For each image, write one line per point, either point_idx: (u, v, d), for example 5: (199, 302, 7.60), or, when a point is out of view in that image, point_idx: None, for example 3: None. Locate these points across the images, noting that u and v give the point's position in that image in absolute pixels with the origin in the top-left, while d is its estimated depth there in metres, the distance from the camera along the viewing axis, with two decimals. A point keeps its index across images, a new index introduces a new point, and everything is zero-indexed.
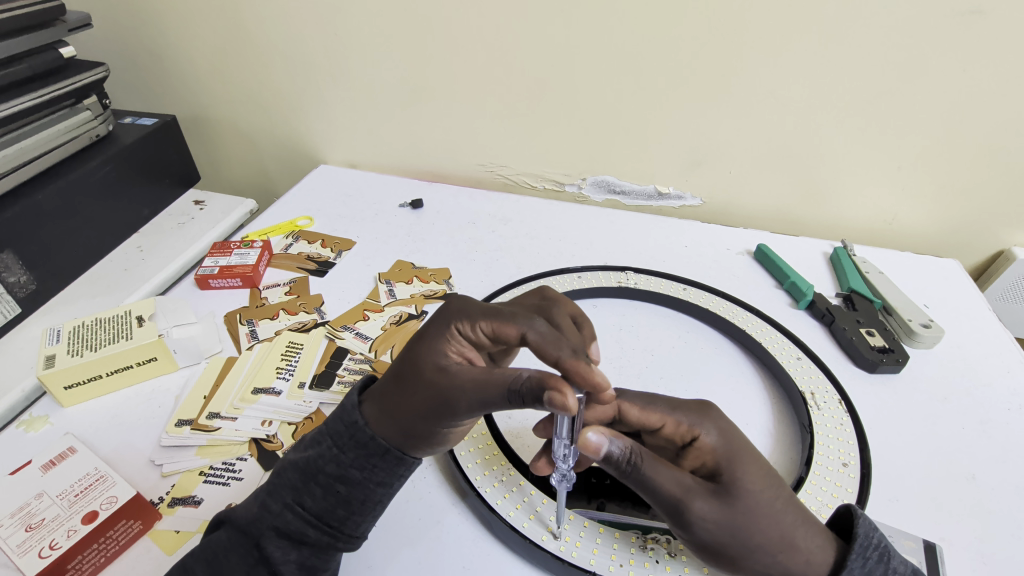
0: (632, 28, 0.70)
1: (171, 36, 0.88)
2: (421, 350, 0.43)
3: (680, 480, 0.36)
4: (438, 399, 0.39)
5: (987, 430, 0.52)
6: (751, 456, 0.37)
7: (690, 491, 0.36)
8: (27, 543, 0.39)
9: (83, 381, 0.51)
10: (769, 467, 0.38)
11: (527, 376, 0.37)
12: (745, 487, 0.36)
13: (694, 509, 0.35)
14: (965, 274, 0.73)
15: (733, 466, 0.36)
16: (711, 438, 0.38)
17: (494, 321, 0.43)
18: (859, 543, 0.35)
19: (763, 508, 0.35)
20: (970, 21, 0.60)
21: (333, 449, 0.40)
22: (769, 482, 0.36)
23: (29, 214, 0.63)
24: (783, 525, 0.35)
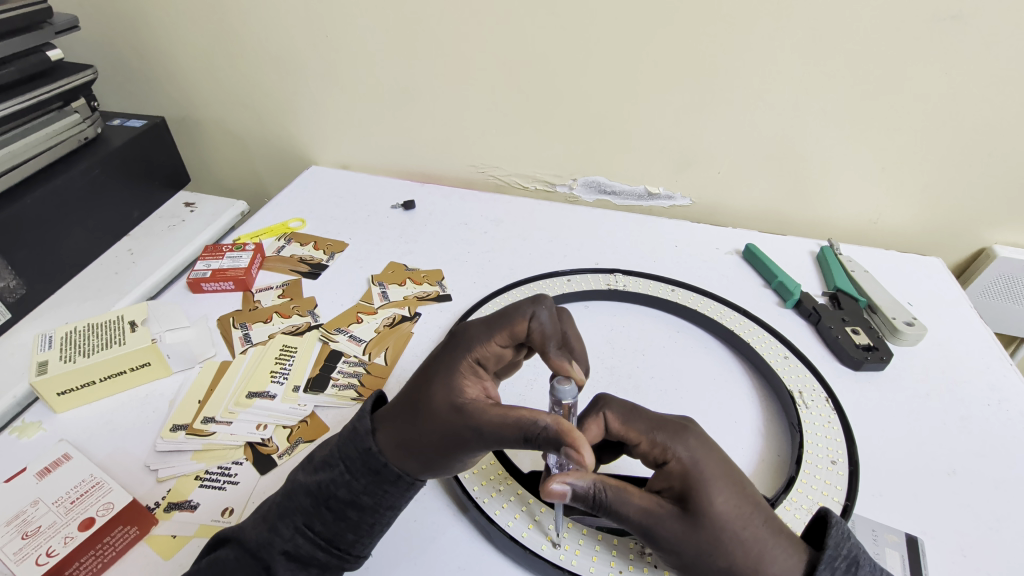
0: (622, 29, 0.70)
1: (158, 35, 0.87)
2: (434, 376, 0.43)
3: (647, 507, 0.37)
4: (454, 434, 0.40)
5: (967, 426, 0.54)
6: (722, 479, 0.37)
7: (655, 519, 0.37)
8: (25, 550, 0.39)
9: (77, 387, 0.52)
10: (740, 486, 0.38)
11: (545, 424, 0.38)
12: (712, 512, 0.36)
13: (659, 533, 0.37)
14: (948, 273, 0.74)
15: (702, 492, 0.37)
16: (681, 465, 0.38)
17: (505, 331, 0.45)
18: (829, 556, 0.36)
19: (729, 532, 0.36)
20: (953, 25, 0.62)
21: (345, 474, 0.41)
22: (738, 505, 0.37)
23: (17, 219, 0.63)
24: (751, 547, 0.36)
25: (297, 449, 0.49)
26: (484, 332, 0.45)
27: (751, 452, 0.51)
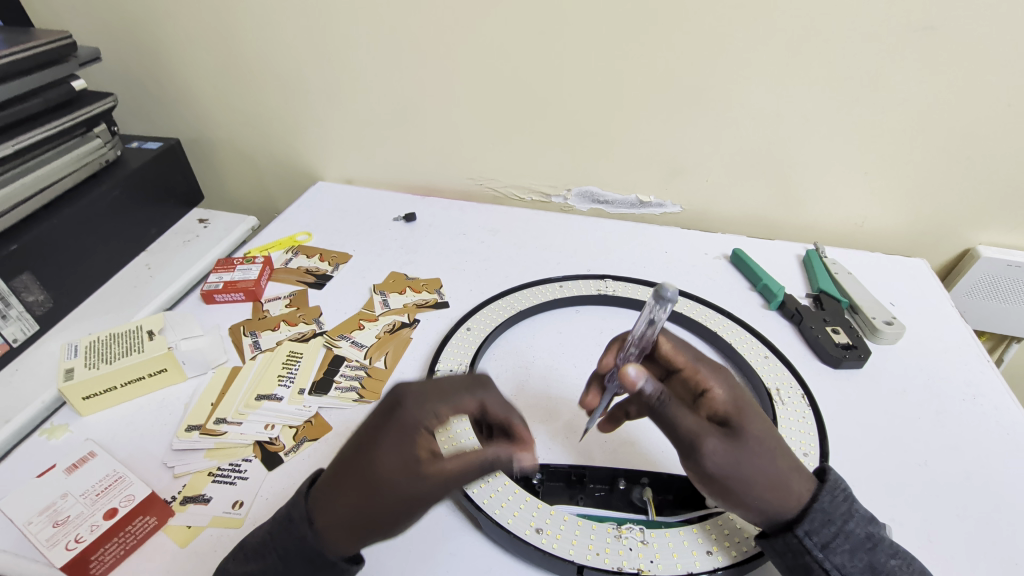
0: (608, 48, 0.74)
1: (174, 62, 0.92)
2: (373, 450, 0.39)
3: (698, 421, 0.40)
4: (406, 499, 0.38)
5: (941, 420, 0.56)
6: (755, 411, 0.42)
7: (705, 432, 0.40)
8: (56, 537, 0.43)
9: (100, 392, 0.56)
10: (766, 419, 0.43)
11: (499, 453, 0.41)
12: (751, 433, 0.40)
13: (704, 448, 0.39)
14: (932, 274, 0.76)
15: (742, 415, 0.41)
16: (720, 395, 0.43)
17: (451, 401, 0.43)
18: (830, 482, 0.41)
19: (764, 451, 0.40)
20: (923, 35, 0.65)
21: (280, 564, 0.39)
22: (768, 432, 0.41)
23: (45, 238, 0.67)
24: (775, 466, 0.40)
25: (302, 447, 0.53)
26: (430, 400, 0.42)
27: None
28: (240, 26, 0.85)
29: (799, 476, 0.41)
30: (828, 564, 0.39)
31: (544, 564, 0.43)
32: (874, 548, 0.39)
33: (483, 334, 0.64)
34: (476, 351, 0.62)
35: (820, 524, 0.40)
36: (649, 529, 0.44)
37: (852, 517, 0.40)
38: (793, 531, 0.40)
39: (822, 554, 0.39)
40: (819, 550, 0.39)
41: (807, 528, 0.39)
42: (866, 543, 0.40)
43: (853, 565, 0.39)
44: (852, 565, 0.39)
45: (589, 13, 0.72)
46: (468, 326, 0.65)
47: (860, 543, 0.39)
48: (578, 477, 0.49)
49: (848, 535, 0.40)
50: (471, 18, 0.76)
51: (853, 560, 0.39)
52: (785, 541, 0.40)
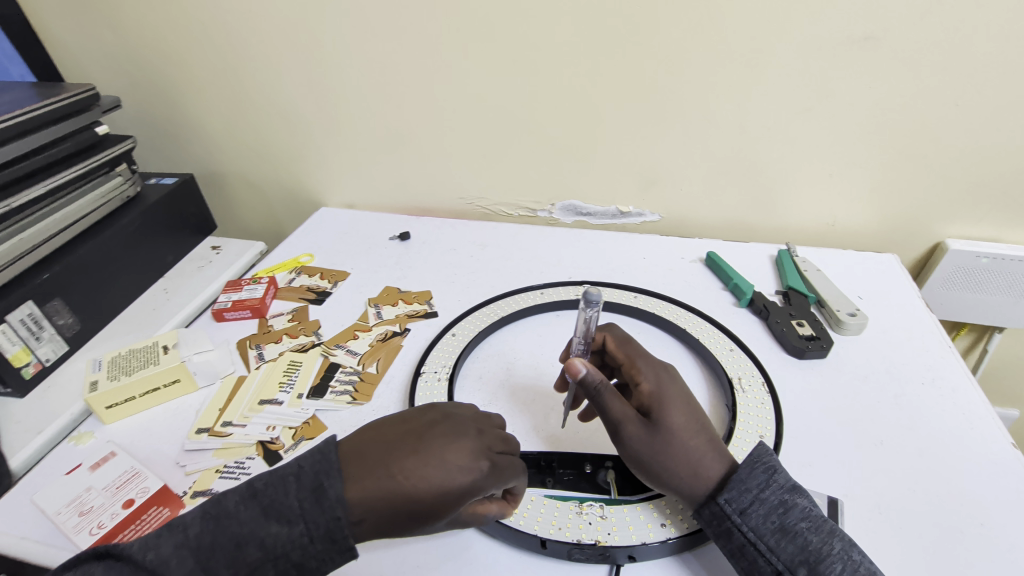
0: (578, 71, 0.80)
1: (187, 105, 1.01)
2: (433, 468, 0.42)
3: (621, 410, 0.49)
4: (419, 520, 0.42)
5: (900, 402, 0.59)
6: (680, 402, 0.49)
7: (625, 420, 0.48)
8: (81, 523, 0.49)
9: (120, 401, 0.62)
10: (692, 410, 0.50)
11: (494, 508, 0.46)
12: (669, 420, 0.48)
13: (626, 431, 0.48)
14: (901, 268, 0.79)
15: (662, 407, 0.48)
16: (648, 388, 0.50)
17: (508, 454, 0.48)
18: (750, 458, 0.47)
19: (680, 436, 0.47)
20: (867, 45, 0.69)
21: (304, 536, 0.40)
22: (689, 419, 0.49)
23: (73, 267, 0.75)
24: (691, 448, 0.47)
25: (300, 445, 0.58)
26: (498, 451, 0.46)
27: None
28: (245, 70, 0.93)
29: (716, 460, 0.47)
30: (745, 527, 0.44)
31: (511, 539, 0.47)
32: (786, 513, 0.44)
33: (466, 338, 0.69)
34: (460, 354, 0.67)
35: (737, 492, 0.45)
36: (608, 505, 0.49)
37: (768, 486, 0.45)
38: (712, 503, 0.45)
39: (739, 518, 0.44)
40: (737, 515, 0.44)
41: (725, 498, 0.45)
42: (779, 508, 0.44)
43: (766, 528, 0.43)
44: (767, 527, 0.43)
45: (558, 41, 0.78)
46: (453, 332, 0.70)
47: (773, 508, 0.44)
48: (546, 463, 0.54)
49: (763, 501, 0.45)
50: (451, 51, 0.83)
51: (766, 523, 0.44)
52: (709, 511, 0.45)
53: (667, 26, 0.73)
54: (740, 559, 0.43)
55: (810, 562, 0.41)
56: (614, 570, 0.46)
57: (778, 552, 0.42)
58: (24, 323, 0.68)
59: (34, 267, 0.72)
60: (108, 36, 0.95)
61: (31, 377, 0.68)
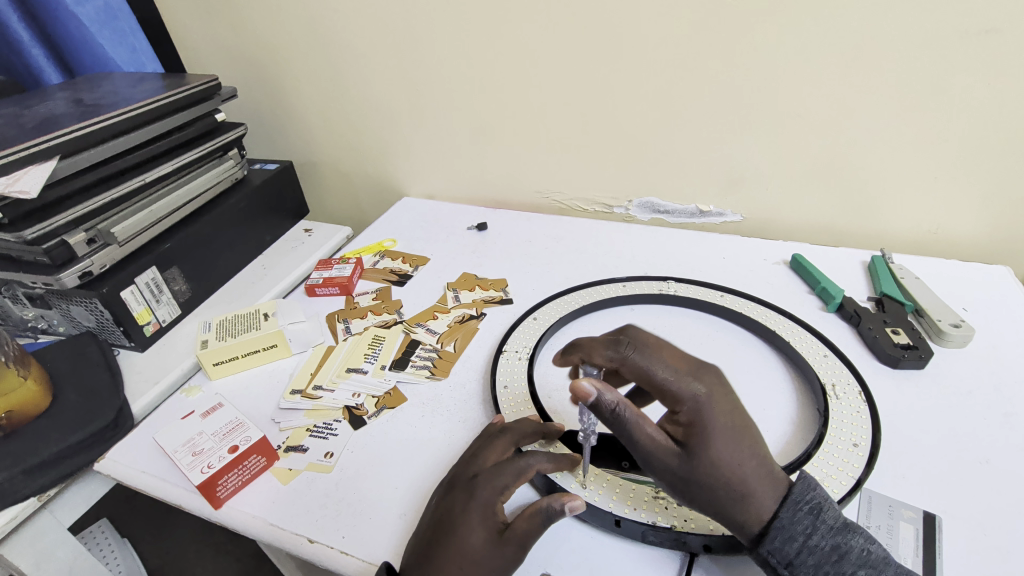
0: (664, 67, 0.80)
1: (290, 97, 1.09)
2: (468, 507, 0.44)
3: (653, 437, 0.44)
4: (477, 561, 0.42)
5: (1011, 421, 0.55)
6: (724, 432, 0.44)
7: (656, 448, 0.44)
8: (194, 463, 0.55)
9: (226, 359, 0.68)
10: (741, 435, 0.44)
11: (550, 505, 0.44)
12: (713, 455, 0.43)
13: (656, 459, 0.44)
14: (1014, 281, 0.73)
15: (703, 440, 0.43)
16: (687, 416, 0.44)
17: (543, 465, 0.48)
18: (791, 498, 0.43)
19: (727, 474, 0.43)
20: (988, 37, 0.65)
21: None
22: (737, 450, 0.43)
23: (189, 239, 0.83)
24: (739, 486, 0.43)
25: (381, 413, 0.62)
26: (526, 464, 0.47)
27: (779, 436, 0.55)
28: (343, 64, 1.00)
29: (770, 497, 0.43)
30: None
31: (587, 516, 0.48)
32: (841, 560, 0.41)
33: (546, 324, 0.71)
34: (540, 337, 0.69)
35: (780, 544, 0.41)
36: None
37: (814, 534, 0.42)
38: (757, 551, 0.42)
39: (786, 570, 0.41)
40: (784, 568, 0.41)
41: (768, 548, 0.42)
42: (832, 556, 0.41)
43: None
44: None
45: (646, 36, 0.78)
46: (534, 318, 0.72)
47: (824, 558, 0.41)
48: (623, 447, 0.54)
49: (813, 551, 0.41)
50: (537, 47, 0.85)
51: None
52: (756, 557, 0.43)
53: (761, 21, 0.72)
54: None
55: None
56: (688, 558, 0.46)
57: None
58: (148, 286, 0.76)
59: (157, 238, 0.81)
60: (227, 34, 1.05)
61: (150, 334, 0.77)
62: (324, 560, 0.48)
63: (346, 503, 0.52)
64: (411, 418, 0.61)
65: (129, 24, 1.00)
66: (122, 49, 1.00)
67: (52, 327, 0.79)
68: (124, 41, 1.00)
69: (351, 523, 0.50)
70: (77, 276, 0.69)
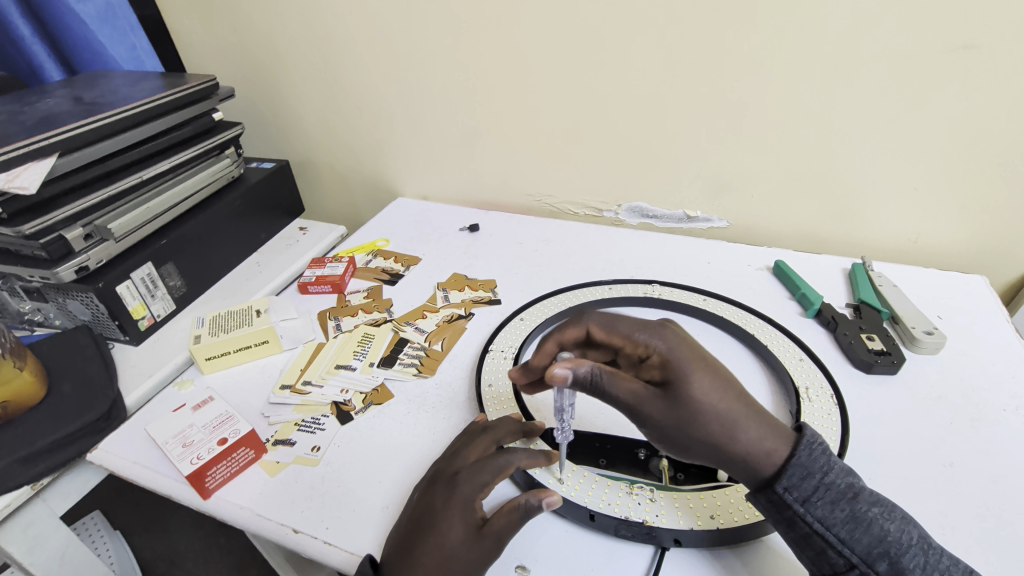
0: (653, 75, 0.81)
1: (287, 96, 1.11)
2: (447, 505, 0.46)
3: (634, 390, 0.46)
4: (456, 557, 0.43)
5: (976, 426, 0.56)
6: (701, 367, 0.47)
7: (639, 401, 0.46)
8: (184, 454, 0.56)
9: (219, 354, 0.70)
10: (716, 372, 0.47)
11: (528, 500, 0.45)
12: (695, 394, 0.45)
13: (643, 411, 0.46)
14: (990, 290, 0.75)
15: (681, 378, 0.46)
16: (660, 356, 0.48)
17: (522, 461, 0.49)
18: (805, 439, 0.45)
19: (716, 412, 0.45)
20: (964, 53, 0.67)
21: None
22: (718, 387, 0.46)
23: (184, 236, 0.84)
24: (730, 423, 0.45)
25: (368, 409, 0.63)
26: (505, 462, 0.48)
27: None
28: (341, 65, 1.01)
29: (765, 431, 0.46)
30: (809, 517, 0.43)
31: (563, 511, 0.50)
32: (856, 497, 0.43)
33: (533, 324, 0.73)
34: (526, 337, 0.71)
35: (798, 480, 0.43)
36: (658, 490, 0.51)
37: (831, 471, 0.44)
38: (771, 491, 0.44)
39: (802, 507, 0.43)
40: (800, 504, 0.43)
41: (784, 486, 0.44)
42: (848, 493, 0.43)
43: (835, 516, 0.42)
44: (834, 516, 0.42)
45: (636, 45, 0.80)
46: (522, 318, 0.74)
47: (841, 495, 0.43)
48: (601, 445, 0.56)
49: (828, 487, 0.43)
50: (530, 52, 0.86)
51: (834, 512, 0.42)
52: (767, 497, 0.44)
53: (747, 32, 0.73)
54: (803, 546, 0.43)
55: (890, 554, 0.40)
56: (658, 553, 0.47)
57: (852, 544, 0.41)
58: (143, 281, 0.77)
59: (154, 235, 0.82)
60: (226, 34, 1.06)
61: (145, 329, 0.78)
62: (307, 550, 0.50)
63: (330, 495, 0.54)
64: (397, 414, 0.62)
65: (129, 23, 1.01)
66: (121, 47, 1.02)
67: (49, 320, 0.80)
68: (124, 39, 1.02)
69: (335, 514, 0.52)
70: (73, 271, 0.71)
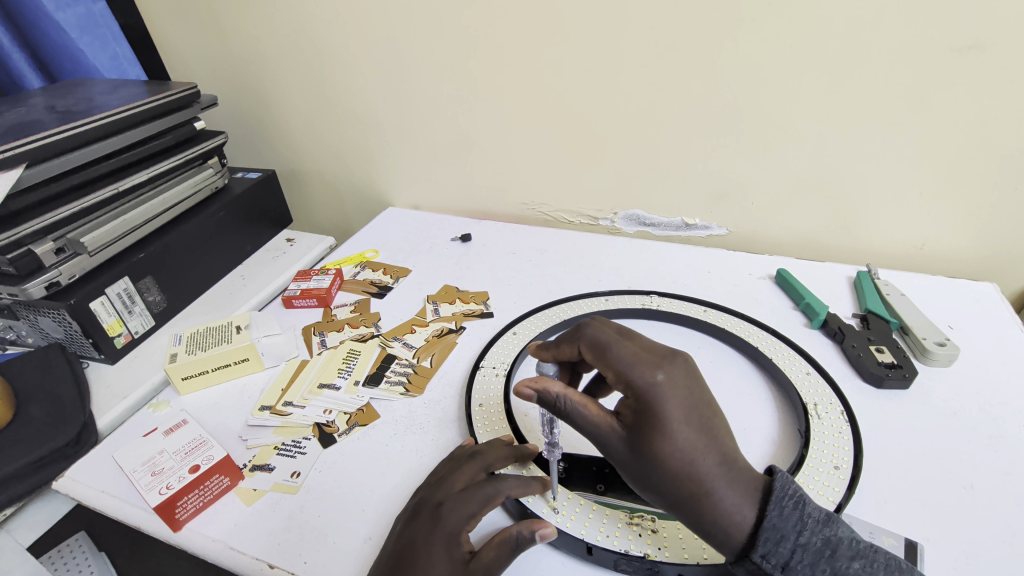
0: (649, 79, 0.79)
1: (274, 105, 1.08)
2: (431, 538, 0.43)
3: (602, 428, 0.44)
4: None
5: (995, 444, 0.53)
6: (678, 419, 0.41)
7: (605, 437, 0.44)
8: (152, 483, 0.53)
9: (195, 374, 0.66)
10: (697, 425, 0.42)
11: (518, 531, 0.43)
12: (665, 446, 0.41)
13: (608, 449, 0.44)
14: (1001, 299, 0.72)
15: (654, 425, 0.41)
16: (640, 399, 0.42)
17: (514, 489, 0.46)
18: (776, 495, 0.40)
19: (682, 469, 0.41)
20: (970, 53, 0.64)
21: None
22: (694, 442, 0.41)
23: (163, 250, 0.81)
24: (699, 485, 0.40)
25: (353, 431, 0.60)
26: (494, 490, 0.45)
27: (760, 457, 0.54)
28: (329, 72, 0.99)
29: (742, 496, 0.40)
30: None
31: (558, 541, 0.46)
32: (835, 554, 0.39)
33: (526, 338, 0.69)
34: (519, 352, 0.67)
35: (773, 547, 0.39)
36: (660, 519, 0.47)
37: (805, 530, 0.39)
38: (747, 560, 0.39)
39: (781, 574, 0.39)
40: (779, 572, 0.39)
41: (761, 554, 0.39)
42: (825, 551, 0.39)
43: None
44: None
45: (632, 48, 0.77)
46: (514, 332, 0.71)
47: (818, 555, 0.39)
48: (599, 468, 0.53)
49: (805, 548, 0.39)
50: (522, 57, 0.84)
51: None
52: (744, 566, 0.40)
53: (745, 34, 0.71)
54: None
55: None
56: None
57: None
58: (119, 297, 0.74)
59: (132, 248, 0.79)
60: (211, 41, 1.04)
61: (121, 346, 0.75)
62: None
63: (309, 526, 0.50)
64: (383, 436, 0.59)
65: (111, 31, 0.99)
66: (104, 56, 0.99)
67: (21, 338, 0.77)
68: (106, 47, 0.99)
69: (314, 547, 0.49)
70: (43, 287, 0.67)
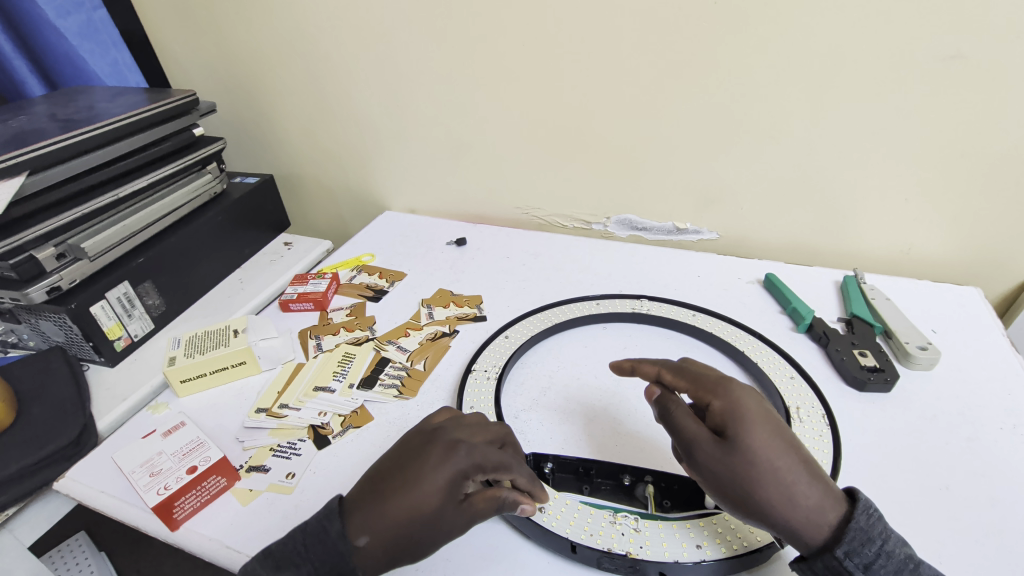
0: (640, 86, 0.80)
1: (273, 110, 1.09)
2: (441, 469, 0.45)
3: (696, 429, 0.47)
4: (420, 523, 0.44)
5: (972, 446, 0.55)
6: (759, 420, 0.46)
7: (698, 441, 0.46)
8: (151, 484, 0.55)
9: (194, 376, 0.68)
10: (775, 428, 0.46)
11: (508, 496, 0.46)
12: (752, 445, 0.44)
13: (699, 450, 0.46)
14: (984, 303, 0.74)
15: (740, 427, 0.45)
16: (722, 405, 0.47)
17: (522, 477, 0.48)
18: (864, 504, 0.43)
19: (769, 467, 0.44)
20: (952, 63, 0.66)
21: None
22: (776, 441, 0.45)
23: (161, 254, 0.82)
24: (785, 482, 0.43)
25: (346, 433, 0.61)
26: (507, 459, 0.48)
27: None
28: (326, 79, 1.00)
29: (822, 495, 0.43)
30: None
31: (542, 539, 0.48)
32: (917, 568, 0.41)
33: (518, 342, 0.71)
34: (510, 355, 0.69)
35: (859, 546, 0.41)
36: (643, 519, 0.49)
37: (892, 539, 0.42)
38: (830, 556, 0.41)
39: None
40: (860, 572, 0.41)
41: (845, 552, 0.41)
42: (908, 566, 0.41)
43: None
44: None
45: (623, 56, 0.79)
46: (507, 335, 0.72)
47: (903, 565, 0.41)
48: (585, 469, 0.54)
49: (890, 556, 0.41)
50: (516, 64, 0.85)
51: None
52: (823, 564, 0.42)
53: (732, 43, 0.73)
54: None
55: None
56: None
57: None
58: (120, 300, 0.75)
59: (132, 252, 0.80)
60: (210, 47, 1.05)
61: (121, 349, 0.76)
62: None
63: None
64: (377, 438, 0.60)
65: (111, 38, 1.00)
66: (104, 62, 1.01)
67: (22, 341, 0.78)
68: (106, 55, 1.01)
69: None
70: (45, 291, 0.69)
